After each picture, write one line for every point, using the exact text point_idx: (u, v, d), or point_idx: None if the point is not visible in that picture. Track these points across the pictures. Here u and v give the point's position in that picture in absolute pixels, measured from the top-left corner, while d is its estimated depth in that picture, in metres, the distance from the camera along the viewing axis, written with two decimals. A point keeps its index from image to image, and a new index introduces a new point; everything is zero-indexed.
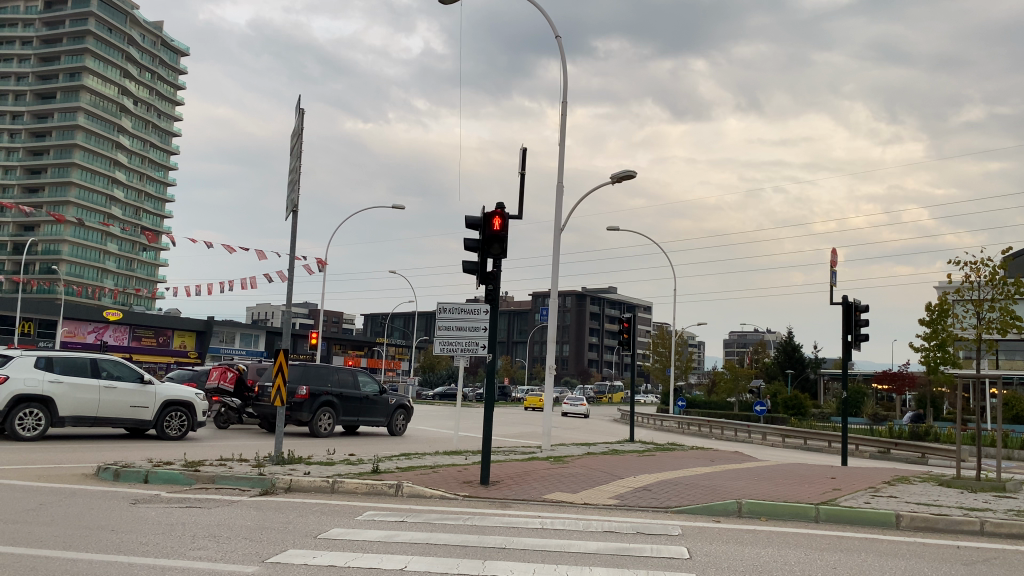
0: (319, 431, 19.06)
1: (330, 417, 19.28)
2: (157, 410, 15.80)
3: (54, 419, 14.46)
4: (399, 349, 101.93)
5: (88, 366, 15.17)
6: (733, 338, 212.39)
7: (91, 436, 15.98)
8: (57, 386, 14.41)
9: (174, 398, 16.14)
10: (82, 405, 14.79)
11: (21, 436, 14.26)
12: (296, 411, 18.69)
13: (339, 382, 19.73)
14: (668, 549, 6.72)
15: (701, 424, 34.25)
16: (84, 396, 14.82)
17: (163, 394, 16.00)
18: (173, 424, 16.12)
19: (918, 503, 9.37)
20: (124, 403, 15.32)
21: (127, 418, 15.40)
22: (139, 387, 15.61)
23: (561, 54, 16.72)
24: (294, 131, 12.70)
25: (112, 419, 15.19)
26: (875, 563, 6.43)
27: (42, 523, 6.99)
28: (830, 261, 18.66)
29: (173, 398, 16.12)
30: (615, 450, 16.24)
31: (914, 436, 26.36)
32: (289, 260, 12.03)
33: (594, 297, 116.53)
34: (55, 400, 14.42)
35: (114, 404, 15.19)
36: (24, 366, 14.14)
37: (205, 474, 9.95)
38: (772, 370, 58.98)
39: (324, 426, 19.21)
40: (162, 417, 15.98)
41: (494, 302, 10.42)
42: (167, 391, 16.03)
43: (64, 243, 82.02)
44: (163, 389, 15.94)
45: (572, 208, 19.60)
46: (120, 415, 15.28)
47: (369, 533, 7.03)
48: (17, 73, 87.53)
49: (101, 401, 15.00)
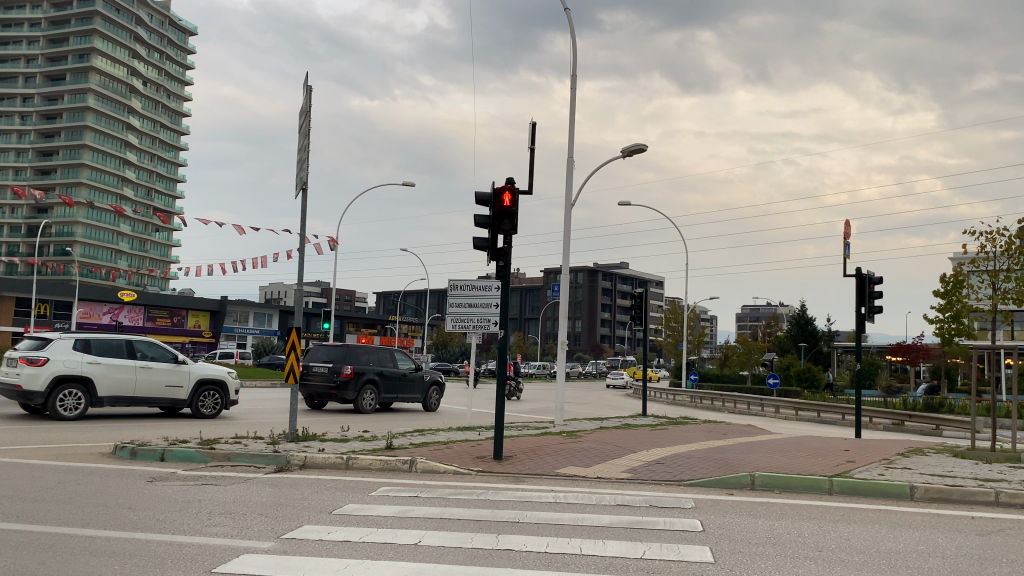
0: (364, 409, 19.33)
1: (373, 395, 19.53)
2: (192, 389, 15.88)
3: (93, 400, 14.64)
4: (412, 327, 102.40)
5: (125, 347, 15.26)
6: (745, 312, 211.49)
7: (127, 414, 16.17)
8: (96, 367, 14.58)
9: (208, 377, 16.19)
10: (121, 385, 14.95)
11: (62, 417, 14.44)
12: (341, 389, 18.93)
13: (379, 360, 19.93)
14: (683, 522, 6.71)
15: (714, 398, 34.35)
16: (121, 376, 14.95)
17: (197, 373, 16.07)
18: (207, 402, 16.19)
19: (931, 474, 9.37)
20: (160, 383, 15.43)
21: (163, 398, 15.51)
22: (174, 367, 15.70)
23: (570, 27, 16.37)
24: (303, 110, 12.60)
25: (149, 398, 15.33)
26: (891, 534, 6.43)
27: (58, 502, 7.06)
28: (843, 232, 18.40)
29: (207, 376, 16.18)
30: (628, 424, 16.36)
31: (929, 408, 26.38)
32: (300, 239, 12.00)
33: (607, 273, 116.18)
34: (94, 380, 14.60)
35: (150, 385, 15.32)
36: (63, 347, 14.33)
37: (220, 452, 10.02)
38: (785, 343, 59.04)
39: (368, 404, 19.45)
40: (197, 396, 16.06)
41: (505, 278, 10.38)
42: (201, 369, 16.10)
43: (77, 225, 82.59)
44: (197, 367, 16.00)
45: (581, 183, 19.44)
46: (155, 395, 15.39)
47: (384, 508, 7.09)
48: (27, 56, 87.68)
49: (138, 381, 15.13)
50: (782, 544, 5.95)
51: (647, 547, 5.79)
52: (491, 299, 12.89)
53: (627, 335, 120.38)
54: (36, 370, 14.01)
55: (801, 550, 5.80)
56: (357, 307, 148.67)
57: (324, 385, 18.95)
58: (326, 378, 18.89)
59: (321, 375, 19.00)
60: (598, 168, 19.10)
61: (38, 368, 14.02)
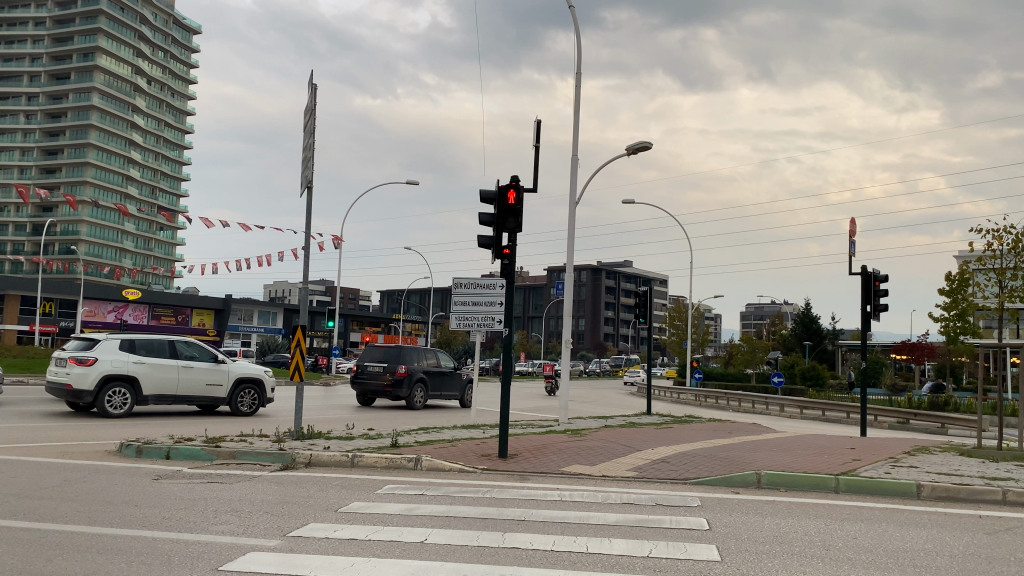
0: (415, 405, 20.61)
1: (423, 392, 20.81)
2: (231, 387, 16.15)
3: (139, 398, 14.92)
4: (416, 326, 102.57)
5: (167, 347, 15.54)
6: (750, 311, 211.44)
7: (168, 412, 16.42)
8: (141, 366, 14.85)
9: (246, 376, 16.45)
10: (164, 383, 15.23)
11: (110, 413, 14.70)
12: (396, 386, 20.20)
13: (426, 360, 21.23)
14: (688, 520, 6.69)
15: (719, 396, 34.26)
16: (165, 375, 15.24)
17: (236, 372, 16.35)
18: (245, 401, 16.43)
19: (939, 473, 9.28)
20: (201, 382, 15.71)
21: (203, 397, 15.79)
22: (213, 366, 15.97)
23: (576, 25, 16.31)
24: (307, 108, 12.58)
25: (191, 397, 15.62)
26: (899, 534, 6.40)
27: (65, 499, 7.07)
28: (848, 230, 18.33)
29: (246, 375, 16.44)
30: (634, 423, 16.33)
31: (934, 406, 26.26)
32: (304, 237, 11.99)
33: (610, 272, 116.15)
34: (141, 380, 14.90)
35: (191, 384, 15.60)
36: (110, 348, 14.65)
37: (226, 450, 10.03)
38: (790, 341, 58.91)
39: (418, 400, 20.72)
40: (235, 394, 16.32)
41: (509, 277, 10.36)
42: (240, 368, 16.39)
43: (82, 223, 82.75)
44: (235, 366, 16.29)
45: (587, 182, 19.40)
46: (197, 393, 15.69)
47: (389, 506, 7.06)
48: (31, 56, 87.90)
49: (181, 380, 15.42)
50: (789, 543, 5.93)
51: (653, 545, 5.76)
52: (496, 297, 12.90)
53: (631, 333, 120.36)
54: (85, 369, 14.29)
55: (808, 548, 5.78)
56: (360, 305, 148.93)
57: (380, 383, 20.25)
58: (382, 376, 20.22)
59: (377, 374, 20.30)
60: (602, 166, 19.05)
61: (87, 368, 14.28)
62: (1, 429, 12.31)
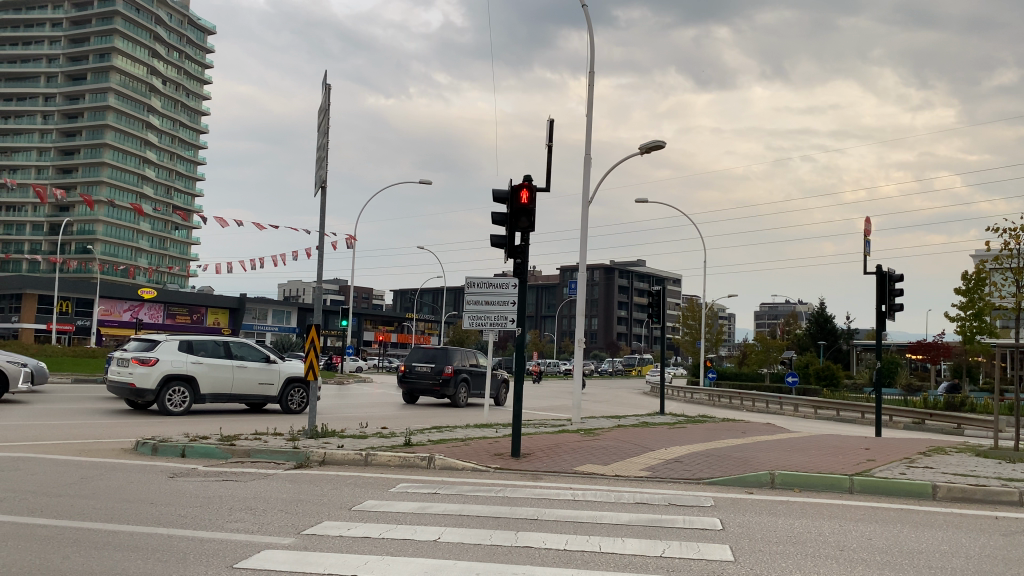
0: (460, 403, 21.38)
1: (466, 390, 21.55)
2: (282, 386, 16.75)
3: (197, 397, 15.55)
4: (429, 324, 102.71)
5: (221, 347, 16.17)
6: (764, 310, 210.64)
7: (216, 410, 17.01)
8: (199, 366, 15.49)
9: (296, 375, 17.06)
10: (220, 382, 15.89)
11: (169, 411, 15.31)
12: (444, 386, 20.99)
13: (468, 360, 21.95)
14: (701, 519, 6.69)
15: (732, 396, 34.13)
16: (220, 374, 15.89)
17: (286, 370, 16.94)
18: (295, 399, 17.01)
19: (954, 474, 9.23)
20: (254, 381, 16.33)
21: (256, 395, 16.42)
22: (265, 365, 16.60)
23: (588, 23, 16.30)
24: (321, 109, 12.64)
25: (245, 396, 16.27)
26: (913, 534, 6.37)
27: (83, 497, 7.13)
28: (864, 230, 18.24)
29: (295, 374, 17.04)
30: (646, 423, 16.25)
31: (949, 407, 26.09)
32: (318, 237, 12.04)
33: (624, 271, 115.95)
34: (199, 379, 15.54)
35: (245, 382, 16.25)
36: (170, 348, 15.29)
37: (241, 448, 10.08)
38: (805, 341, 58.64)
39: (462, 398, 21.47)
40: (286, 392, 16.90)
41: (521, 276, 10.37)
42: (290, 366, 16.99)
43: (99, 223, 83.39)
44: (286, 365, 16.90)
45: (600, 181, 19.38)
46: (251, 391, 16.32)
47: (402, 504, 7.09)
48: (48, 56, 88.60)
49: (235, 379, 16.08)
50: (803, 543, 5.92)
51: (666, 545, 5.76)
52: (509, 296, 12.89)
53: (644, 332, 120.10)
54: (148, 369, 14.92)
55: (822, 548, 5.77)
56: (374, 304, 149.28)
57: (428, 382, 21.02)
58: (431, 376, 20.97)
59: (425, 374, 21.07)
60: (615, 165, 19.04)
61: (149, 368, 14.92)
62: (19, 428, 12.46)
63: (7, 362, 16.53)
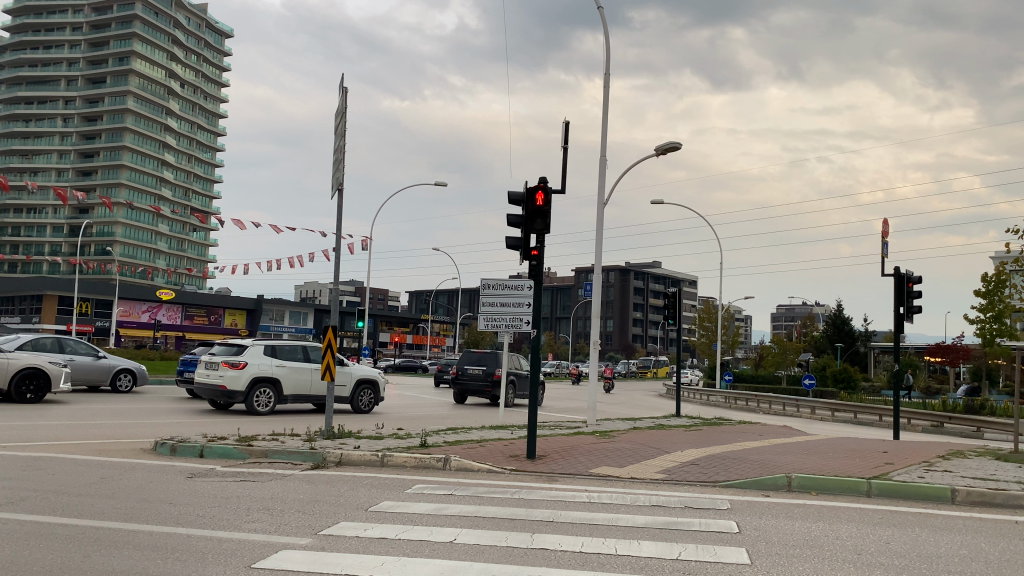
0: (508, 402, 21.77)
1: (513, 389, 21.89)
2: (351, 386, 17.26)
3: (279, 398, 15.96)
4: (444, 326, 102.82)
5: (299, 349, 16.53)
6: (782, 312, 209.23)
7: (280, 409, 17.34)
8: (283, 368, 15.89)
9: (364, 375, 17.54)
10: (300, 384, 16.25)
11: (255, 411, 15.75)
12: (495, 386, 21.36)
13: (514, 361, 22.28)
14: (717, 522, 6.69)
15: (749, 398, 33.96)
16: (301, 376, 16.26)
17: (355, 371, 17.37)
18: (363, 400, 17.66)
19: (973, 477, 9.16)
20: None
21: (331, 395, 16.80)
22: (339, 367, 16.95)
23: (604, 26, 16.27)
24: (338, 112, 12.72)
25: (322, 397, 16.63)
26: (930, 538, 6.33)
27: (103, 496, 7.20)
28: (882, 231, 18.11)
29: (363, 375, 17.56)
30: (663, 425, 16.26)
31: (969, 410, 25.84)
32: (335, 239, 12.12)
33: (639, 272, 115.58)
34: (282, 381, 15.93)
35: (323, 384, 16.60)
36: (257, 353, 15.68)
37: (258, 449, 10.15)
38: (822, 343, 58.34)
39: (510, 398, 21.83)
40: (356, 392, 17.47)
41: (537, 278, 10.38)
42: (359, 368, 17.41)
43: (118, 225, 84.05)
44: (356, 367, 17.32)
45: (616, 182, 19.31)
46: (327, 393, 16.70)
47: (417, 506, 7.11)
48: (69, 59, 89.58)
49: (314, 381, 16.42)
50: (820, 547, 5.90)
51: (682, 547, 5.77)
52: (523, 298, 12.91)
53: (659, 334, 119.66)
54: (237, 372, 15.34)
55: (840, 552, 5.75)
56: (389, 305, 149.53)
57: (480, 384, 21.35)
58: (482, 378, 21.31)
59: (477, 376, 21.38)
60: (630, 167, 18.99)
61: (239, 370, 15.34)
62: (43, 427, 12.61)
63: (49, 362, 16.73)
